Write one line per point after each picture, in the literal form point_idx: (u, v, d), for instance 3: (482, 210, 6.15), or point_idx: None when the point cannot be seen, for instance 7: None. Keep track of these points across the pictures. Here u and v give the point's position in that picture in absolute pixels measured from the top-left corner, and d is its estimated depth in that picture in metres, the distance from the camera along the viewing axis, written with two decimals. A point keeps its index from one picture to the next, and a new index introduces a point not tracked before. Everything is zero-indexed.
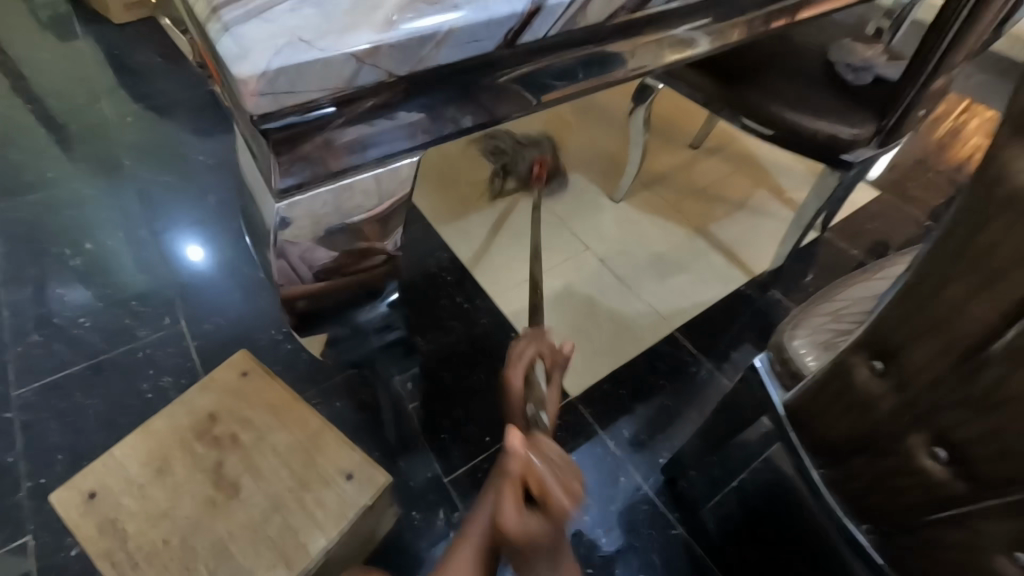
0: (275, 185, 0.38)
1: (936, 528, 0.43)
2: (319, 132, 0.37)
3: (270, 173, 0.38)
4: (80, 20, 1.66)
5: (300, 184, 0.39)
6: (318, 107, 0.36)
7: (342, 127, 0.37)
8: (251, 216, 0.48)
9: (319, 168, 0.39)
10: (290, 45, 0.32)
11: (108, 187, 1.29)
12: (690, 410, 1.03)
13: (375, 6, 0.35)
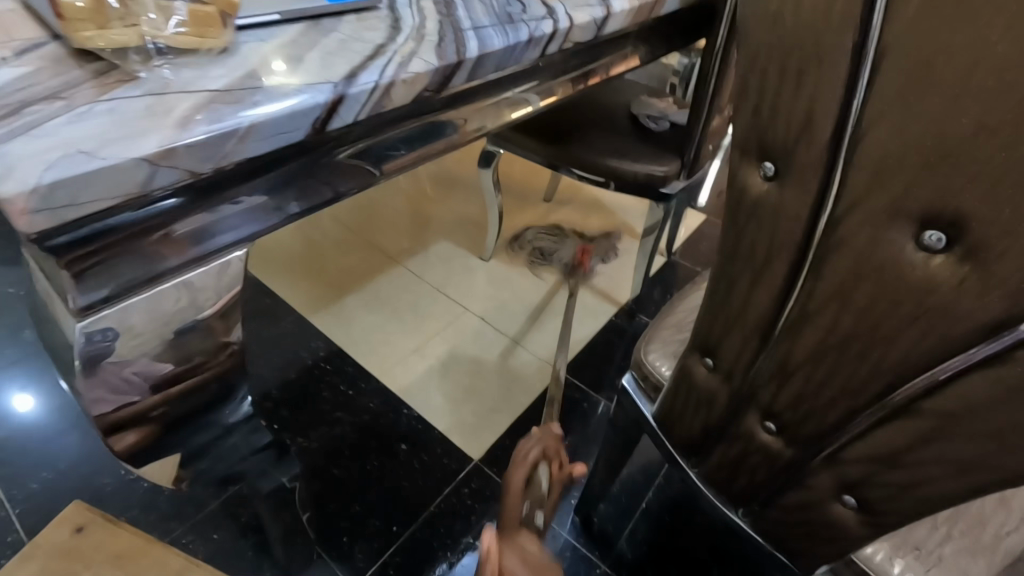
0: (74, 304, 0.35)
1: (785, 494, 0.49)
2: (156, 226, 0.37)
3: (66, 291, 0.35)
4: None
5: (109, 296, 0.36)
6: (159, 201, 0.36)
7: (184, 216, 0.38)
8: (48, 340, 0.42)
9: (130, 276, 0.37)
10: (66, 157, 0.31)
11: None
12: (592, 446, 1.06)
13: (166, 112, 0.36)
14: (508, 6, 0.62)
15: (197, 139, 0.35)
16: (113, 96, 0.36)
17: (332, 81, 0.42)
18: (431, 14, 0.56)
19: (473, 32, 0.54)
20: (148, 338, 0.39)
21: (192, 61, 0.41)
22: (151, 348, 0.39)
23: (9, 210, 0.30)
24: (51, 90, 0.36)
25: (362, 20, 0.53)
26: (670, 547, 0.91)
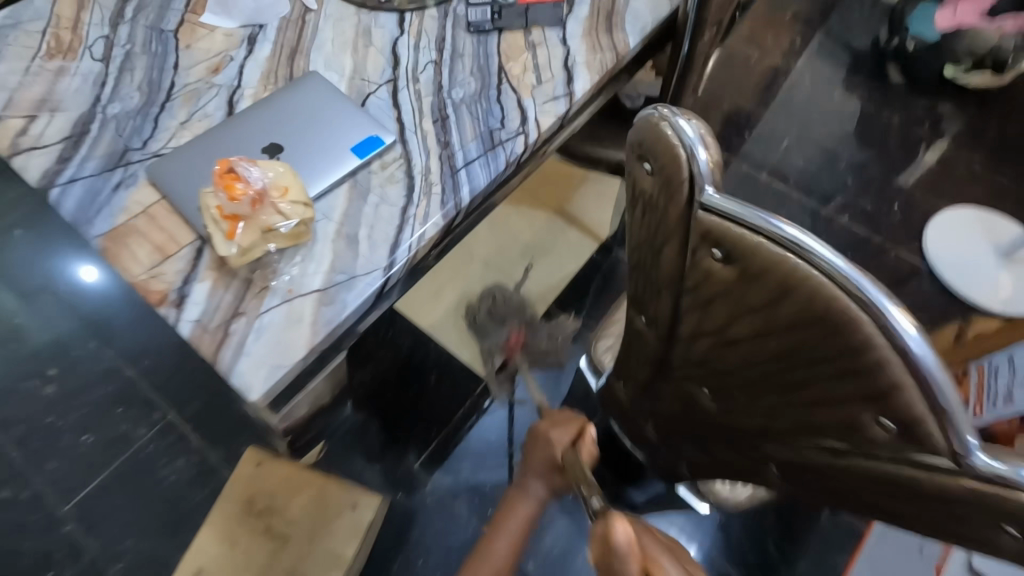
0: (275, 415, 0.65)
1: (656, 454, 0.86)
2: (338, 352, 0.68)
3: (268, 411, 0.65)
4: None
5: (286, 407, 0.66)
6: (339, 342, 0.67)
7: (351, 338, 0.69)
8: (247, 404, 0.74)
9: (294, 396, 0.66)
10: (270, 371, 0.61)
11: (33, 312, 1.41)
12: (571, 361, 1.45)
13: (301, 320, 0.64)
14: (490, 118, 0.81)
15: (317, 335, 0.63)
16: (266, 309, 0.64)
17: (381, 262, 0.68)
18: (433, 149, 0.77)
19: (465, 169, 0.76)
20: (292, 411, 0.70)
21: (295, 259, 0.66)
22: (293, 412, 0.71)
23: (245, 398, 0.61)
24: (231, 306, 0.64)
25: (385, 170, 0.75)
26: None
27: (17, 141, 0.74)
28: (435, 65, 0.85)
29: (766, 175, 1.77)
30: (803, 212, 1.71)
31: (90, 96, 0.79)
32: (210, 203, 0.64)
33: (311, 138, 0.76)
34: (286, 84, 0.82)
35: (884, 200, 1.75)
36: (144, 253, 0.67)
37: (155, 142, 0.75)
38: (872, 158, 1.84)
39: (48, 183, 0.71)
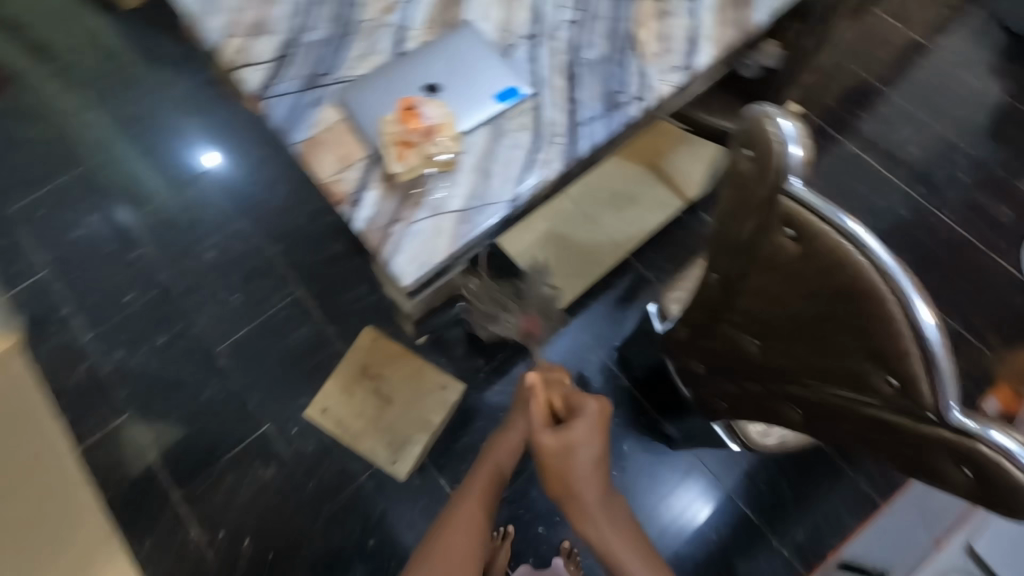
0: (412, 299, 0.85)
1: (699, 392, 1.01)
2: (464, 260, 0.87)
3: (407, 296, 0.85)
4: (113, 29, 1.93)
5: (420, 295, 0.86)
6: (468, 254, 0.85)
7: (476, 252, 0.87)
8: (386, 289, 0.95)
9: (426, 289, 0.86)
10: (419, 266, 0.80)
11: (201, 189, 1.73)
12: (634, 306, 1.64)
13: (444, 232, 0.82)
14: (613, 81, 0.91)
15: (454, 246, 0.82)
16: (418, 219, 0.82)
17: (508, 195, 0.84)
18: (561, 104, 0.90)
19: (585, 125, 0.88)
20: (421, 299, 0.89)
21: (443, 183, 0.84)
22: (421, 300, 0.90)
23: (397, 284, 0.81)
24: (392, 212, 0.83)
25: (518, 118, 0.89)
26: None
27: (238, 57, 0.94)
28: (572, 25, 0.96)
29: (872, 157, 1.73)
30: (904, 201, 1.68)
31: (290, 23, 0.96)
32: (386, 138, 0.83)
33: (462, 81, 0.90)
34: (442, 31, 0.96)
35: (995, 201, 1.68)
36: (330, 161, 0.86)
37: (339, 70, 0.93)
38: (996, 154, 1.73)
39: (261, 95, 0.91)
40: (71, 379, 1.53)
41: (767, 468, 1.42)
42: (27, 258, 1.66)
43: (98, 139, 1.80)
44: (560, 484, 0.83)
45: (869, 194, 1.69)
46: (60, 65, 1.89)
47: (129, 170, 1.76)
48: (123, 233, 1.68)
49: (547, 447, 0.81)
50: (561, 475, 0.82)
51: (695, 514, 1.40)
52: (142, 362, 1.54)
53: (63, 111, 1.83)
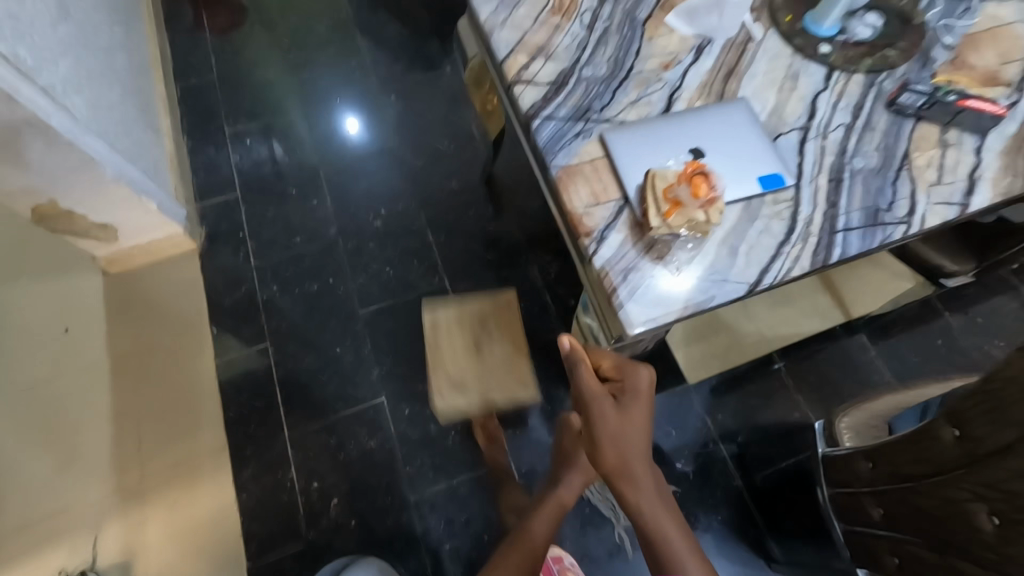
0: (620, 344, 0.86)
1: (859, 535, 0.94)
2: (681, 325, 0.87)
3: (618, 341, 0.86)
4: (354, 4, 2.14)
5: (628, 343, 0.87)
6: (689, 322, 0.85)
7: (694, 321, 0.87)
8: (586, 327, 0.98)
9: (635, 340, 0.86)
10: (647, 320, 0.81)
11: (384, 161, 1.86)
12: (773, 405, 1.53)
13: (678, 294, 0.82)
14: (880, 196, 0.89)
15: (685, 310, 0.82)
16: (656, 272, 0.83)
17: (750, 277, 0.83)
18: (821, 204, 0.88)
19: (842, 233, 0.86)
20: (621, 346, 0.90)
21: (689, 246, 0.84)
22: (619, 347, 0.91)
23: (621, 329, 0.82)
24: (633, 260, 0.84)
25: (775, 205, 0.88)
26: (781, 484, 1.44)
27: (519, 73, 1.01)
28: (846, 128, 0.95)
29: None
30: None
31: (573, 56, 1.02)
32: (659, 181, 0.83)
33: (727, 154, 0.91)
34: (714, 101, 0.98)
35: None
36: (584, 194, 0.89)
37: (608, 111, 0.96)
38: None
39: (533, 114, 0.96)
40: (228, 296, 1.65)
41: None
42: (223, 177, 1.83)
43: (311, 93, 1.97)
44: (609, 460, 0.86)
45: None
46: (300, 22, 2.11)
47: (329, 127, 1.91)
48: (309, 180, 1.82)
49: (606, 414, 0.88)
50: (614, 443, 0.87)
51: None
52: (292, 301, 1.65)
53: (291, 60, 2.03)
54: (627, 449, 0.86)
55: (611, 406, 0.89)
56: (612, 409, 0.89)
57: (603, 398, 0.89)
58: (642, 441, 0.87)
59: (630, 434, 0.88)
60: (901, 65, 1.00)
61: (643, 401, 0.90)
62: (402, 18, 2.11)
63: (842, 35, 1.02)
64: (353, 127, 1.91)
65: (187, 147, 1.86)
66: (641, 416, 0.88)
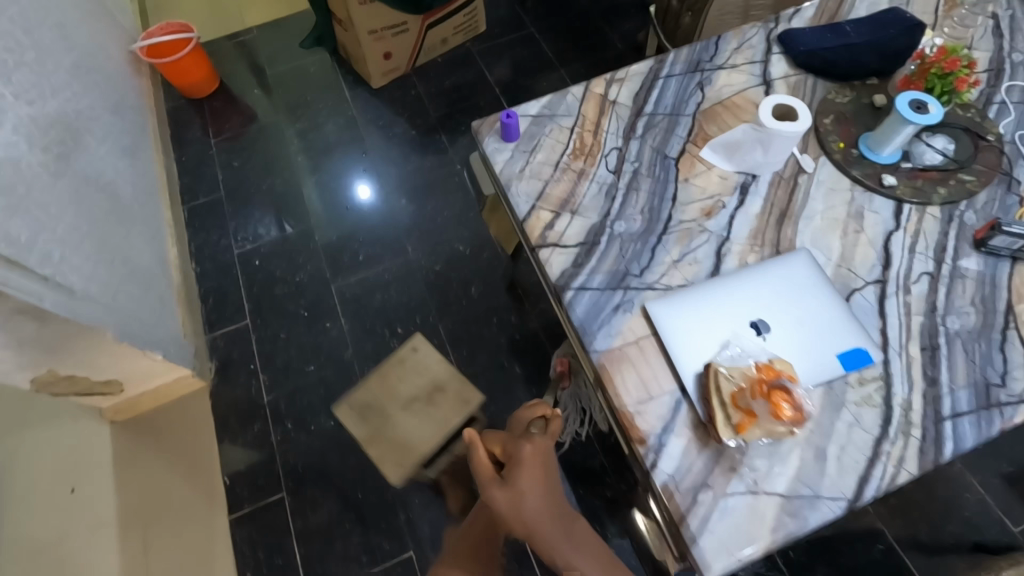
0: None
1: None
2: None
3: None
4: (363, 104, 2.10)
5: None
6: None
7: None
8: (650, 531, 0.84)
9: None
10: (731, 560, 0.66)
11: (399, 270, 1.76)
12: (856, 533, 1.25)
13: (763, 521, 0.67)
14: (987, 368, 0.75)
15: (775, 542, 0.67)
16: (732, 492, 0.69)
17: (849, 492, 0.69)
18: (917, 383, 0.74)
19: (951, 421, 0.72)
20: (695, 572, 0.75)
21: (766, 455, 0.70)
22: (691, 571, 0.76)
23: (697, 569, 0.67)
24: (701, 474, 0.70)
25: (863, 388, 0.74)
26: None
27: (544, 234, 0.90)
28: (930, 278, 0.81)
29: None
30: None
31: (603, 207, 0.91)
32: (725, 384, 0.71)
33: (796, 324, 0.78)
34: (770, 253, 0.85)
35: None
36: (634, 386, 0.76)
37: (650, 274, 0.85)
38: None
39: (564, 284, 0.85)
40: (241, 438, 1.55)
41: None
42: (233, 302, 1.75)
43: (319, 201, 1.91)
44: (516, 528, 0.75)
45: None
46: (308, 126, 2.06)
47: (341, 238, 1.83)
48: (321, 300, 1.73)
49: (496, 500, 0.75)
50: (517, 520, 0.74)
51: None
52: (309, 439, 1.53)
53: (298, 167, 1.98)
54: (528, 519, 0.74)
55: (499, 488, 0.76)
56: (502, 493, 0.76)
57: (492, 481, 0.77)
58: (541, 503, 0.75)
59: (528, 512, 0.74)
60: (980, 191, 0.87)
61: (533, 466, 0.77)
62: (410, 115, 2.07)
63: (907, 161, 0.90)
64: (365, 191, 1.91)
65: (196, 273, 1.80)
66: (535, 486, 0.76)
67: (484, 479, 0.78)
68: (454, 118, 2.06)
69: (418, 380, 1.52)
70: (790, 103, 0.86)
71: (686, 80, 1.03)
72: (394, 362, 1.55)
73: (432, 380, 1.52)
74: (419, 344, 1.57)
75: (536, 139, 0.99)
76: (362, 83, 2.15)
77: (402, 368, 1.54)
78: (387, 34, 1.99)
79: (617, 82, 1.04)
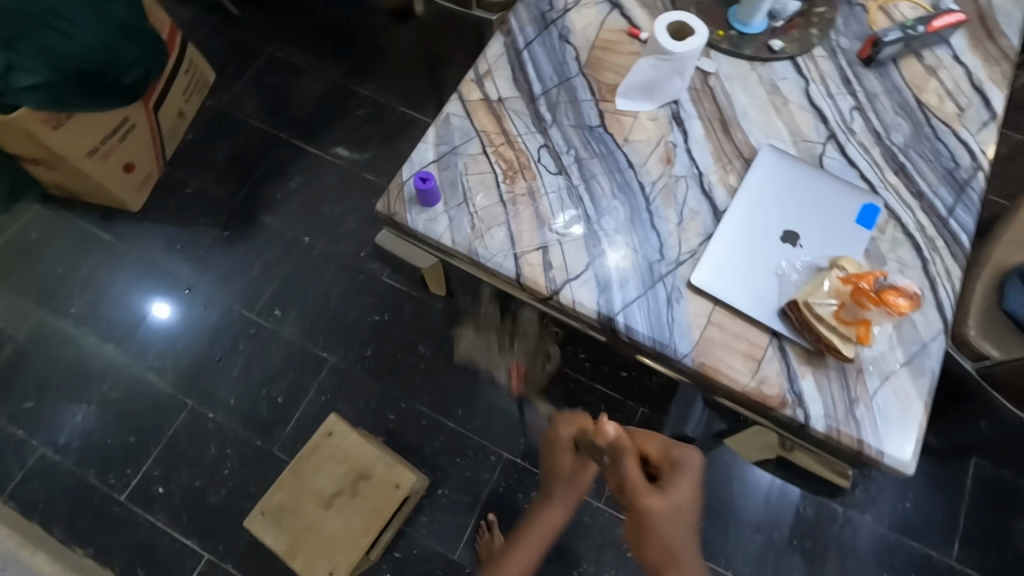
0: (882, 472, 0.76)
1: None
2: None
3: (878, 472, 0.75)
4: (141, 241, 1.65)
5: None
6: None
7: None
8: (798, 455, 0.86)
9: None
10: (913, 444, 0.70)
11: (331, 383, 1.49)
12: None
13: (910, 395, 0.72)
14: (940, 158, 0.85)
15: (926, 404, 0.72)
16: (876, 391, 0.72)
17: (942, 324, 0.75)
18: (913, 203, 0.82)
19: (952, 217, 0.81)
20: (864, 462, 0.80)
21: (876, 343, 0.73)
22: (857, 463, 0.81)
23: (893, 470, 0.71)
24: (845, 396, 0.72)
25: (888, 234, 0.80)
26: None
27: (547, 277, 0.79)
28: (859, 110, 0.88)
29: None
30: None
31: (578, 213, 0.82)
32: (828, 309, 0.71)
33: (810, 216, 0.80)
34: (741, 165, 0.85)
35: None
36: (739, 362, 0.74)
37: (670, 251, 0.79)
38: None
39: (608, 312, 0.77)
40: None
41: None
42: (170, 550, 1.36)
43: (181, 376, 1.51)
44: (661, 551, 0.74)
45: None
46: (94, 305, 1.58)
47: (239, 396, 1.48)
48: (274, 471, 1.41)
49: (655, 508, 0.74)
50: (666, 537, 0.74)
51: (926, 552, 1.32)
52: None
53: (122, 354, 1.53)
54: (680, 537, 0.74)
55: (657, 496, 0.75)
56: (658, 499, 0.75)
57: (646, 488, 0.75)
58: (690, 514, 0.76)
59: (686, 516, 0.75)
60: (836, 16, 0.94)
61: (691, 476, 0.77)
62: (208, 218, 1.67)
63: (774, 22, 0.93)
64: (165, 308, 1.58)
65: (95, 556, 1.35)
66: (689, 496, 0.76)
67: (631, 475, 0.76)
68: (261, 192, 1.70)
69: (338, 469, 1.13)
70: (679, 19, 0.83)
71: (547, 40, 0.93)
72: (307, 453, 1.15)
73: (355, 464, 1.14)
74: (337, 426, 1.17)
75: (459, 184, 0.83)
76: (120, 216, 1.67)
77: (319, 458, 1.15)
78: (113, 144, 1.51)
79: (486, 77, 0.91)
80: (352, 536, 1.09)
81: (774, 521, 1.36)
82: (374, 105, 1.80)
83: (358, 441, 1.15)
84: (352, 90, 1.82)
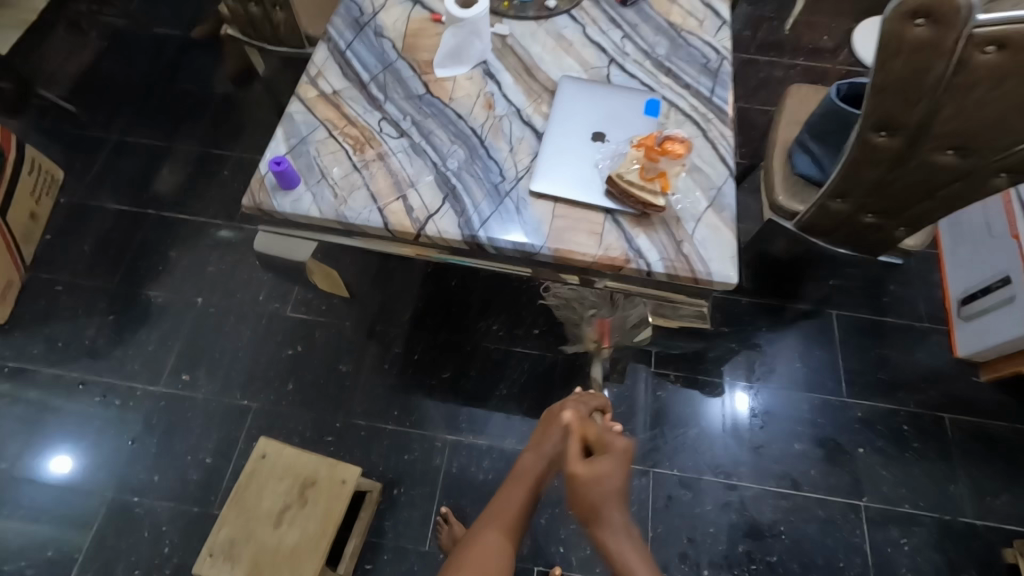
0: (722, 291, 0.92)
1: (871, 233, 1.22)
2: None
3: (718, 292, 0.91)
4: (17, 351, 1.55)
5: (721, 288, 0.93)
6: None
7: None
8: (665, 315, 1.01)
9: None
10: (733, 257, 0.87)
11: (259, 427, 1.47)
12: None
13: (718, 224, 0.89)
14: (696, 57, 1.08)
15: (733, 227, 0.90)
16: (692, 229, 0.88)
17: (725, 168, 0.94)
18: (683, 92, 1.03)
19: (714, 95, 1.03)
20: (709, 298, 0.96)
21: (680, 194, 0.91)
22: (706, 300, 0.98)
23: (724, 283, 0.87)
24: (670, 239, 0.88)
25: (672, 119, 1.00)
26: (760, 262, 1.68)
27: (412, 219, 0.89)
28: (627, 37, 1.09)
29: (748, 37, 2.11)
30: (794, 51, 2.07)
31: (426, 163, 0.94)
32: (635, 173, 0.87)
33: (608, 118, 0.98)
34: (549, 97, 1.02)
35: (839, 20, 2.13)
36: (585, 240, 0.88)
37: (509, 171, 0.93)
38: None
39: (471, 233, 0.88)
40: None
41: (892, 278, 1.67)
42: None
43: (92, 471, 1.42)
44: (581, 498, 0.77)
45: (772, 70, 2.04)
46: None
47: (163, 470, 1.42)
48: None
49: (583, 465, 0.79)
50: (587, 489, 0.77)
51: (823, 395, 1.53)
52: None
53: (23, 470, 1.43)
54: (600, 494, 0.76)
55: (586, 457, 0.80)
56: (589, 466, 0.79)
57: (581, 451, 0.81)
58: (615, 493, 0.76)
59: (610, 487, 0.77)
60: None
61: (617, 467, 0.78)
62: (88, 308, 1.61)
63: None
64: (90, 413, 1.49)
65: None
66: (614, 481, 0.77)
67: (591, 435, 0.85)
68: (140, 268, 1.68)
69: (281, 486, 1.13)
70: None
71: (365, 38, 1.07)
72: (245, 482, 1.13)
73: (297, 476, 1.14)
74: (270, 448, 1.17)
75: (314, 166, 0.93)
76: None
77: (258, 483, 1.13)
78: None
79: (318, 77, 1.02)
80: (311, 543, 1.08)
81: (697, 414, 1.50)
82: (237, 162, 1.85)
83: (294, 455, 1.16)
84: (212, 154, 1.86)
